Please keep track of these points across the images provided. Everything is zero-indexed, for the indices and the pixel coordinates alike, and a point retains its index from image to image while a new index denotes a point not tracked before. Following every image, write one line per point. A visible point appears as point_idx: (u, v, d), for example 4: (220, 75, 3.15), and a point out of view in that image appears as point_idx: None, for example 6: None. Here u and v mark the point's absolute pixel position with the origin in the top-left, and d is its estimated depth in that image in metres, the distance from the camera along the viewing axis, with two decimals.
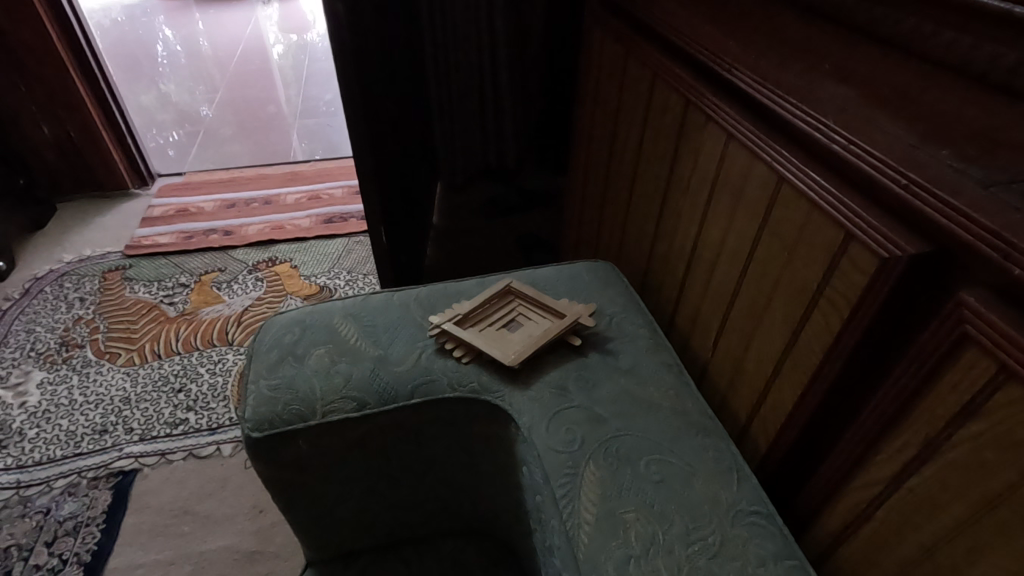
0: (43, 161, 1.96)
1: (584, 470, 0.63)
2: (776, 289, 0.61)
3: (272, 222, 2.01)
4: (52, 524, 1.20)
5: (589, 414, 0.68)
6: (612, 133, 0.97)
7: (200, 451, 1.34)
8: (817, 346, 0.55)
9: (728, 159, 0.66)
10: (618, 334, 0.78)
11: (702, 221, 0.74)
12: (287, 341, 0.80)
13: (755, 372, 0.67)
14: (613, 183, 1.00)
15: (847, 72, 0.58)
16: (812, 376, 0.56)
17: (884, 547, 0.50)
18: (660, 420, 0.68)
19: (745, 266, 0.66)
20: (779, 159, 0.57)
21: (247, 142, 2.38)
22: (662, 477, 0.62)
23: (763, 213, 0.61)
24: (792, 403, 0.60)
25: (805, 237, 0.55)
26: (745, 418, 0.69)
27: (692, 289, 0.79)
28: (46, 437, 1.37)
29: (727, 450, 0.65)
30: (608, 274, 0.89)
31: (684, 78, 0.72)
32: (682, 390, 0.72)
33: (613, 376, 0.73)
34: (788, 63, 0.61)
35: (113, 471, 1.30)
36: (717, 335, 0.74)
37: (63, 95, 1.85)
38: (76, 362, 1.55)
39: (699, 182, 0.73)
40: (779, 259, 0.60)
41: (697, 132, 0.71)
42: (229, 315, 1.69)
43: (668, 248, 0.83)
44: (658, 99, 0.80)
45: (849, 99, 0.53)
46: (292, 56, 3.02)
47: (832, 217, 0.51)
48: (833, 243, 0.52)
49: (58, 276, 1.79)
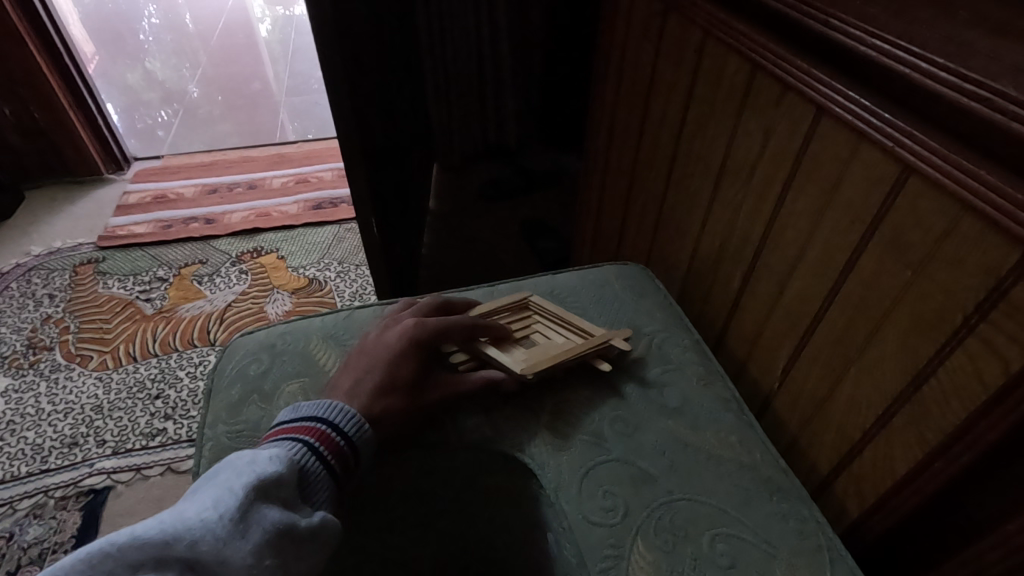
0: (6, 143, 1.78)
1: (631, 550, 0.49)
2: (888, 315, 0.46)
3: (257, 209, 1.85)
4: (14, 551, 1.07)
5: (632, 470, 0.54)
6: (643, 109, 0.81)
7: (179, 466, 1.20)
8: (959, 398, 0.41)
9: (816, 141, 0.50)
10: (662, 360, 0.63)
11: (770, 219, 0.58)
12: (252, 374, 0.65)
13: (846, 417, 0.52)
14: (645, 167, 0.84)
15: (994, 19, 0.42)
16: (951, 438, 0.41)
17: None
18: (724, 477, 0.53)
19: (836, 280, 0.51)
20: (908, 142, 0.41)
21: (231, 122, 2.19)
22: (733, 561, 0.48)
23: (871, 214, 0.46)
24: (910, 467, 0.45)
25: (946, 250, 0.40)
26: (827, 470, 0.55)
27: (751, 303, 0.64)
28: (9, 452, 1.23)
29: (814, 519, 0.51)
30: (643, 281, 0.73)
31: (751, 36, 0.55)
32: (746, 434, 0.57)
33: (659, 417, 0.58)
34: (909, 9, 0.45)
35: (83, 490, 1.16)
36: (789, 363, 0.59)
37: (23, 72, 1.67)
38: (43, 367, 1.40)
39: (767, 172, 0.57)
40: (893, 278, 0.45)
41: (769, 107, 0.55)
42: (211, 311, 1.53)
43: (718, 250, 0.68)
44: (709, 65, 0.64)
45: (1020, 54, 0.38)
46: (280, 29, 2.81)
47: (1001, 222, 0.36)
48: (1001, 262, 0.37)
49: (26, 271, 1.63)
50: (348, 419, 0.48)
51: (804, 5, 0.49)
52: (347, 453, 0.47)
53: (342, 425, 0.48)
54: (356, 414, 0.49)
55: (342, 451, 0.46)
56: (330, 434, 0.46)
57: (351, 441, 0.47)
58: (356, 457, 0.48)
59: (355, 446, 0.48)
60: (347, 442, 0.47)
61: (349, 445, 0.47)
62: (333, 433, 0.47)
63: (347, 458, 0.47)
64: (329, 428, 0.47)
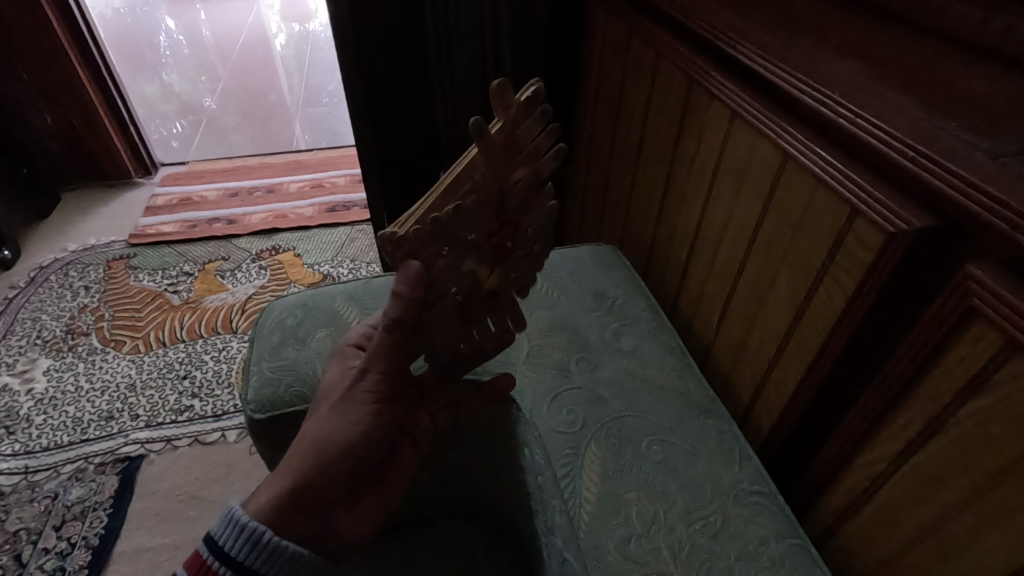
0: (47, 149, 1.94)
1: (586, 450, 0.63)
2: (780, 268, 0.60)
3: (274, 212, 2.00)
4: (60, 508, 1.21)
5: (591, 395, 0.68)
6: (615, 116, 0.96)
7: (205, 437, 1.34)
8: (820, 324, 0.55)
9: (733, 137, 0.65)
10: (622, 317, 0.78)
11: (705, 201, 0.73)
12: (289, 323, 0.80)
13: (758, 352, 0.66)
14: (617, 165, 0.99)
15: (856, 48, 0.57)
16: (815, 356, 0.56)
17: (886, 524, 0.51)
18: (664, 400, 0.68)
19: (749, 245, 0.65)
20: (787, 135, 0.56)
21: (249, 132, 2.37)
22: (664, 457, 0.62)
23: (768, 190, 0.60)
24: (796, 383, 0.59)
25: (811, 213, 0.55)
26: (748, 400, 0.69)
27: (694, 271, 0.78)
28: (52, 424, 1.37)
29: (731, 431, 0.65)
30: (611, 257, 0.88)
31: (688, 57, 0.70)
32: (685, 371, 0.71)
33: (616, 358, 0.72)
34: (796, 41, 0.59)
35: (119, 457, 1.30)
36: (720, 317, 0.73)
37: (66, 85, 1.83)
38: (82, 350, 1.55)
39: (703, 163, 0.72)
40: (783, 238, 0.59)
41: (703, 111, 0.70)
42: (232, 303, 1.69)
43: (672, 231, 0.83)
44: (662, 79, 0.79)
45: (862, 74, 0.52)
46: (295, 44, 3.00)
47: (837, 192, 0.50)
48: (840, 219, 0.51)
49: (63, 266, 1.79)
50: (235, 539, 0.45)
51: (722, 34, 0.64)
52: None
53: (229, 552, 0.45)
54: (250, 538, 0.45)
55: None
56: (217, 568, 0.45)
57: (250, 571, 0.45)
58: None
59: (257, 573, 0.45)
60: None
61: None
62: (220, 568, 0.45)
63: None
64: (218, 560, 0.45)
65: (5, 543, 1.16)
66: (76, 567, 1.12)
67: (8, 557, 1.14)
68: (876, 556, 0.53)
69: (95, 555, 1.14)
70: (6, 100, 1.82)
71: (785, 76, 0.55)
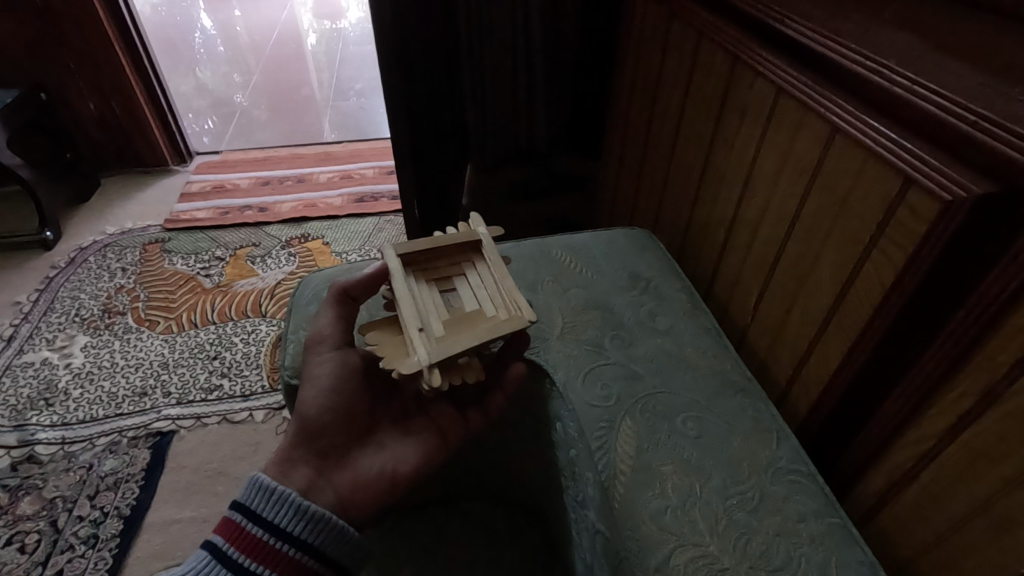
0: (87, 136, 1.92)
1: (621, 423, 0.62)
2: (824, 244, 0.59)
3: (304, 200, 1.93)
4: (94, 478, 1.15)
5: (626, 371, 0.68)
6: (652, 99, 0.96)
7: (234, 416, 1.26)
8: (867, 299, 0.54)
9: (776, 113, 0.64)
10: (656, 297, 0.77)
11: (746, 182, 0.72)
12: (326, 295, 0.81)
13: (797, 334, 0.65)
14: (653, 149, 0.98)
15: (908, 21, 0.56)
16: (860, 333, 0.55)
17: (934, 502, 0.50)
18: (698, 378, 0.67)
19: (791, 225, 0.64)
20: (834, 109, 0.54)
21: (281, 124, 2.34)
22: (699, 434, 0.61)
23: (813, 166, 0.59)
24: (839, 361, 0.58)
25: (859, 187, 0.53)
26: (784, 382, 0.69)
27: (732, 254, 0.77)
28: (89, 397, 1.30)
29: (767, 411, 0.64)
30: (645, 240, 0.87)
31: (733, 35, 0.70)
32: (721, 351, 0.70)
33: (651, 337, 0.72)
34: (844, 15, 0.59)
35: (151, 432, 1.23)
36: (758, 298, 0.72)
37: (107, 71, 1.80)
38: (118, 328, 1.47)
39: (744, 142, 0.71)
40: (828, 215, 0.58)
41: (745, 89, 0.69)
42: (263, 288, 1.59)
43: (710, 213, 0.82)
44: (704, 59, 0.78)
45: (915, 44, 0.51)
46: (326, 42, 3.02)
47: (890, 162, 0.49)
48: (890, 191, 0.50)
49: (101, 247, 1.73)
50: (264, 501, 0.50)
51: (772, 10, 0.64)
52: (279, 546, 0.49)
53: (260, 511, 0.50)
54: (284, 500, 0.50)
55: (271, 546, 0.49)
56: (250, 529, 0.49)
57: (282, 532, 0.49)
58: (299, 544, 0.49)
59: (289, 534, 0.49)
60: (275, 536, 0.49)
61: (281, 536, 0.49)
62: (253, 529, 0.49)
63: (281, 552, 0.49)
64: (250, 522, 0.50)
65: (40, 510, 1.10)
66: (107, 536, 1.06)
67: (43, 523, 1.07)
68: (920, 536, 0.52)
69: (127, 526, 1.07)
70: (51, 85, 1.80)
71: (837, 48, 0.54)
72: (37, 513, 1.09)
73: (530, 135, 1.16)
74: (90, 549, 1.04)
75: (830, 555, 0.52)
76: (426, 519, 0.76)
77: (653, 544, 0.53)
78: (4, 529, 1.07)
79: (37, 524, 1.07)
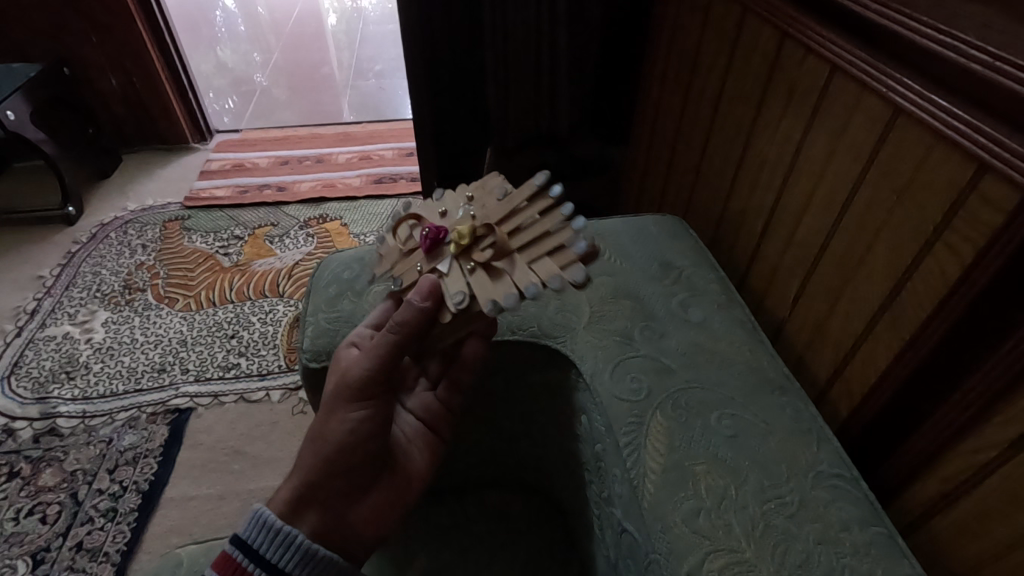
0: (109, 112, 1.91)
1: (651, 419, 0.59)
2: (876, 235, 0.55)
3: (323, 180, 1.91)
4: (113, 453, 1.15)
5: (657, 363, 0.65)
6: (687, 81, 0.91)
7: (251, 395, 1.26)
8: (924, 298, 0.50)
9: (830, 95, 0.59)
10: (689, 288, 0.74)
11: (789, 169, 0.68)
12: (346, 277, 0.78)
13: (841, 332, 0.62)
14: (686, 130, 0.93)
15: None
16: (917, 333, 0.51)
17: (995, 517, 0.47)
18: (733, 374, 0.64)
19: (840, 215, 0.60)
20: (898, 90, 0.50)
21: (300, 103, 2.31)
22: (735, 433, 0.58)
23: (869, 154, 0.55)
24: (889, 361, 0.55)
25: (923, 175, 0.49)
26: (824, 380, 0.65)
27: (770, 246, 0.74)
28: (108, 372, 1.30)
29: (807, 411, 0.60)
30: (677, 227, 0.83)
31: (784, 8, 0.65)
32: (758, 347, 0.67)
33: (683, 328, 0.69)
34: None
35: (169, 409, 1.23)
36: (799, 290, 0.69)
37: (128, 47, 1.78)
38: (138, 304, 1.47)
39: (789, 126, 0.67)
40: (884, 205, 0.54)
41: (795, 68, 0.64)
42: (281, 268, 1.58)
43: (745, 202, 0.78)
44: (748, 36, 0.73)
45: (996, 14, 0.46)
46: (347, 22, 2.97)
47: (961, 148, 0.45)
48: (960, 179, 0.46)
49: (123, 223, 1.73)
50: (262, 539, 0.46)
51: None
52: None
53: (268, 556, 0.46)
54: (282, 539, 0.46)
55: None
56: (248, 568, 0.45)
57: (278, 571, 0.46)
58: None
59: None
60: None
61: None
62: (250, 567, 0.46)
63: None
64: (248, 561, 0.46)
65: (61, 482, 1.10)
66: (126, 510, 1.06)
67: (64, 495, 1.08)
68: (974, 549, 0.49)
69: (145, 500, 1.08)
70: (73, 59, 1.79)
71: (908, 20, 0.50)
72: (58, 485, 1.10)
73: (552, 117, 1.11)
74: (109, 522, 1.04)
75: (875, 566, 0.49)
76: (443, 507, 0.74)
77: (685, 548, 0.50)
78: (26, 500, 1.08)
79: (59, 496, 1.08)
